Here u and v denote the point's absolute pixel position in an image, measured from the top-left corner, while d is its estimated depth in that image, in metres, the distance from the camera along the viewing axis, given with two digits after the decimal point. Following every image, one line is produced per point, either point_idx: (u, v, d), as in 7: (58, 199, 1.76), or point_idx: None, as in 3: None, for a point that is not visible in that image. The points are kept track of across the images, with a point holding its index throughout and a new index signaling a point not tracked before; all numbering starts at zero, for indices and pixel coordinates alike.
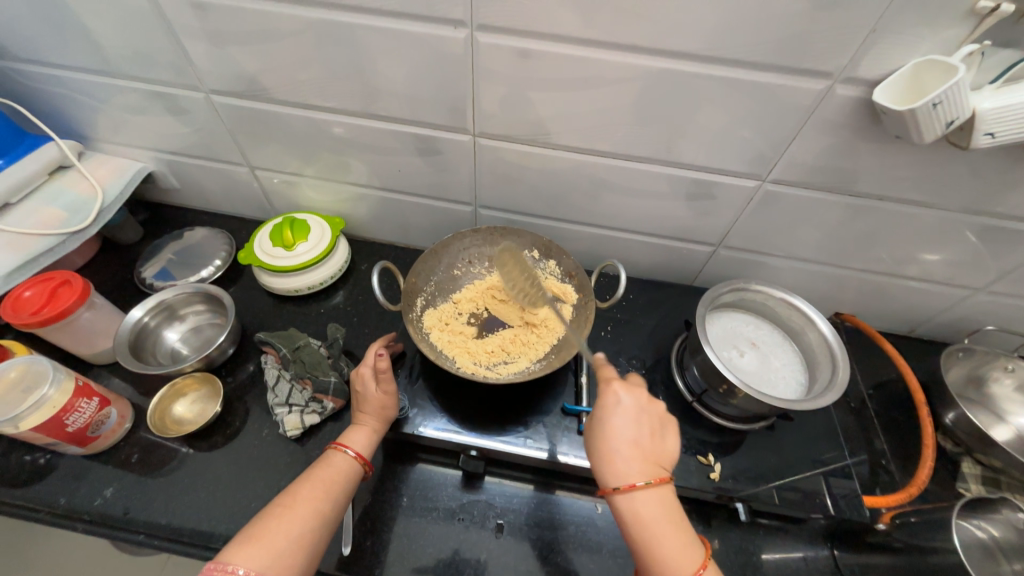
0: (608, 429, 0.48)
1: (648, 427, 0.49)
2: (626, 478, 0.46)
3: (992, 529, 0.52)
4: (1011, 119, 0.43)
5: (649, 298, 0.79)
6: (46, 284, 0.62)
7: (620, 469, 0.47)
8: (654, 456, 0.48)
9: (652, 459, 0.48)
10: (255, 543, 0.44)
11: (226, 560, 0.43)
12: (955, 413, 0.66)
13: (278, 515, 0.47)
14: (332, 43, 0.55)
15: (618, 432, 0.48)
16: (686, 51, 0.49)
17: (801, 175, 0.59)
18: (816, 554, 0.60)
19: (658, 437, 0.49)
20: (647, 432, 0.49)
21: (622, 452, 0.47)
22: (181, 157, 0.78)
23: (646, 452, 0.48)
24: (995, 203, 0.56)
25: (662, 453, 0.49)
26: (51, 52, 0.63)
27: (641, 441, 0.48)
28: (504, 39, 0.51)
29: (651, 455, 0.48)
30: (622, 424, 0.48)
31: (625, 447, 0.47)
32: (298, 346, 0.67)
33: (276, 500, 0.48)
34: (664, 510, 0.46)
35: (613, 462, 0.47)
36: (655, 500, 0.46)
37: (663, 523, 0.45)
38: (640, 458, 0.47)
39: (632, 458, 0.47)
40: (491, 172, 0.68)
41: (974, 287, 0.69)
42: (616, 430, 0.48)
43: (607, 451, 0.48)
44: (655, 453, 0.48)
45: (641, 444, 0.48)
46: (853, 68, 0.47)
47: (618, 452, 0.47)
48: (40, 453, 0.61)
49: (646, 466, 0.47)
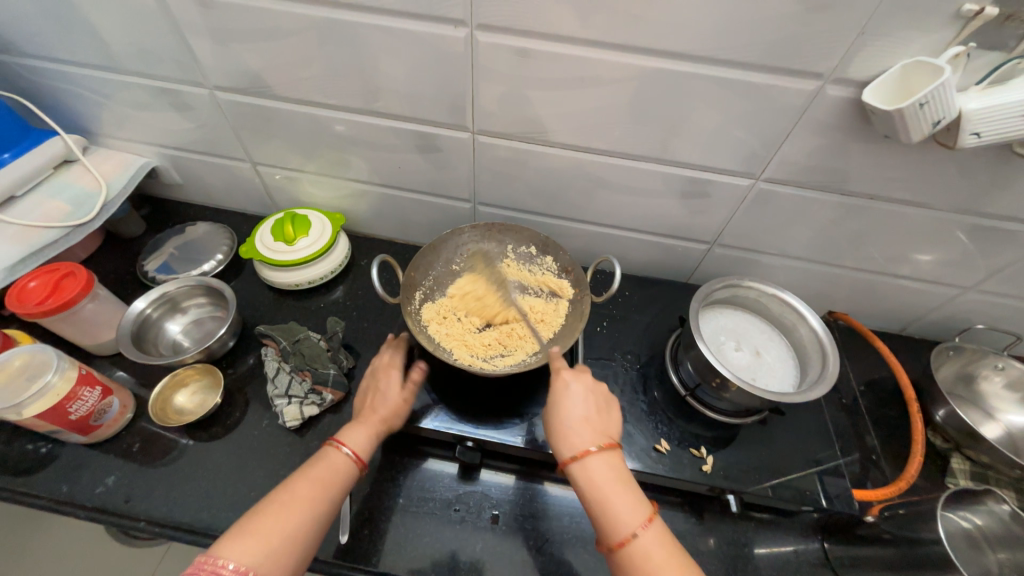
0: (559, 406, 0.53)
1: (596, 402, 0.54)
2: (577, 447, 0.50)
3: (976, 518, 0.54)
4: (996, 119, 0.44)
5: (645, 295, 0.80)
6: (50, 275, 0.63)
7: (571, 439, 0.50)
8: (602, 427, 0.52)
9: (601, 430, 0.51)
10: (248, 538, 0.44)
11: (218, 554, 0.42)
12: (945, 410, 0.67)
13: (273, 512, 0.46)
14: (334, 41, 0.56)
15: (568, 408, 0.52)
16: (680, 51, 0.50)
17: (793, 174, 0.60)
18: (807, 547, 0.61)
19: (605, 410, 0.53)
20: (594, 407, 0.53)
21: (572, 424, 0.51)
22: (183, 152, 0.79)
23: (595, 423, 0.51)
24: (983, 203, 0.57)
25: (610, 425, 0.52)
26: (57, 47, 0.64)
27: (590, 415, 0.52)
28: (503, 38, 0.52)
29: (600, 427, 0.52)
30: (571, 400, 0.53)
31: (575, 419, 0.51)
32: (298, 338, 0.68)
33: (272, 496, 0.48)
34: (614, 474, 0.48)
35: (565, 434, 0.51)
36: (606, 464, 0.49)
37: (616, 487, 0.48)
38: (590, 428, 0.51)
39: (582, 430, 0.51)
40: (489, 170, 0.69)
41: (964, 286, 0.70)
42: (566, 405, 0.52)
43: (559, 425, 0.52)
44: (603, 424, 0.52)
45: (591, 417, 0.52)
46: (843, 69, 0.48)
47: (568, 425, 0.51)
48: (42, 442, 0.62)
49: (594, 434, 0.50)
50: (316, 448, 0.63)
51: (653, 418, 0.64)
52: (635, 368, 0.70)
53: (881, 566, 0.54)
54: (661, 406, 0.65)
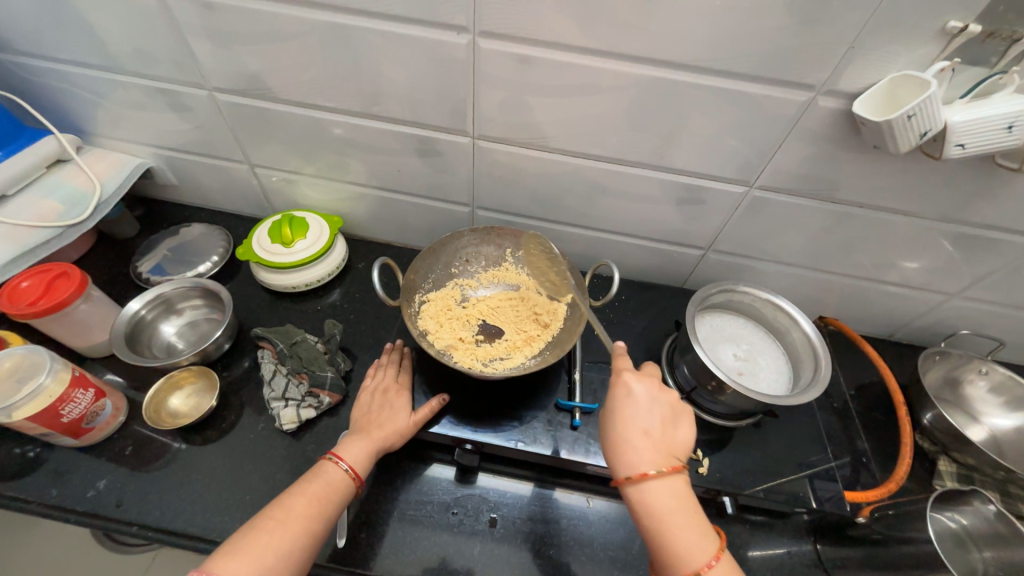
0: (619, 421, 0.50)
1: (663, 415, 0.50)
2: (637, 469, 0.47)
3: (962, 518, 0.55)
4: (979, 131, 0.46)
5: (641, 299, 0.81)
6: (43, 276, 0.62)
7: (631, 459, 0.48)
8: (666, 446, 0.49)
9: (664, 449, 0.48)
10: (242, 555, 0.43)
11: (211, 571, 0.42)
12: (932, 414, 0.69)
13: (269, 528, 0.46)
14: (336, 45, 0.57)
15: (630, 423, 0.49)
16: (677, 62, 0.51)
17: (787, 182, 0.61)
18: (799, 548, 0.62)
19: (671, 424, 0.50)
20: (659, 421, 0.50)
21: (633, 442, 0.48)
22: (180, 153, 0.79)
23: (659, 442, 0.49)
24: (968, 212, 0.59)
25: (675, 443, 0.49)
26: (54, 46, 0.64)
27: (652, 431, 0.49)
28: (504, 45, 0.53)
29: (665, 446, 0.49)
30: (635, 415, 0.50)
31: (637, 437, 0.49)
32: (295, 341, 0.67)
33: (266, 513, 0.47)
34: (677, 501, 0.47)
35: (624, 454, 0.48)
36: (669, 489, 0.47)
37: (675, 512, 0.46)
38: (653, 447, 0.48)
39: (644, 448, 0.48)
40: (489, 174, 0.70)
41: (949, 292, 0.72)
42: (628, 420, 0.50)
43: (620, 442, 0.49)
44: (669, 444, 0.49)
45: (654, 433, 0.49)
46: (834, 81, 0.50)
47: (629, 444, 0.49)
48: (30, 445, 0.61)
49: (657, 455, 0.48)
50: (312, 452, 0.63)
51: None
52: None
53: (872, 566, 0.55)
54: None
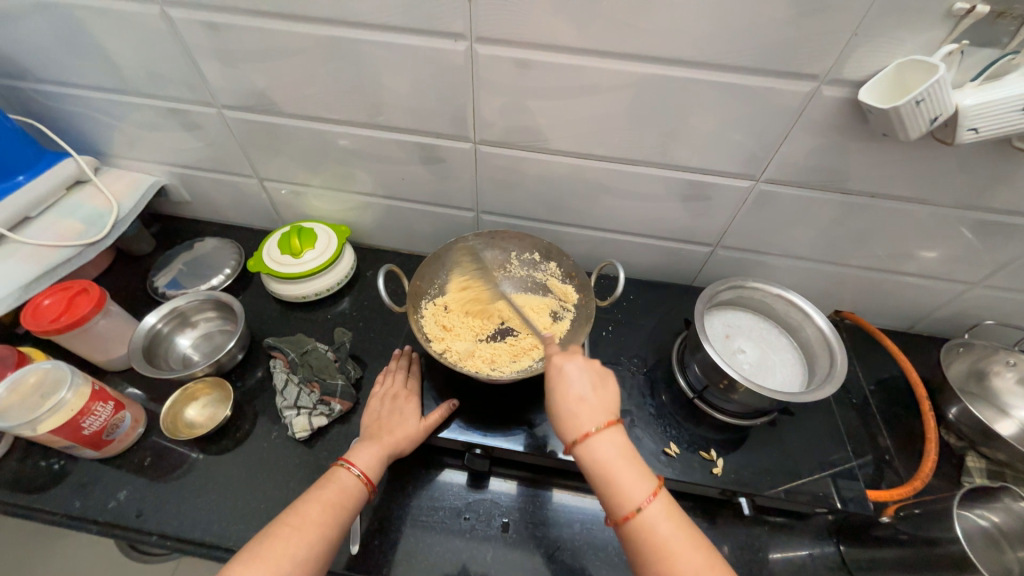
0: (557, 390, 0.51)
1: (593, 379, 0.51)
2: (579, 430, 0.48)
3: (994, 515, 0.53)
4: (992, 114, 0.45)
5: (649, 298, 0.80)
6: (64, 293, 0.64)
7: (572, 422, 0.49)
8: (602, 405, 0.49)
9: (599, 409, 0.49)
10: (258, 562, 0.43)
11: None
12: (957, 408, 0.67)
13: (284, 535, 0.46)
14: (338, 58, 0.58)
15: (566, 392, 0.50)
16: (677, 58, 0.51)
17: (794, 174, 0.60)
18: (822, 550, 0.60)
19: (600, 384, 0.51)
20: (590, 386, 0.51)
21: (571, 408, 0.49)
22: (192, 170, 0.81)
23: (593, 402, 0.49)
24: (985, 197, 0.57)
25: (610, 402, 0.50)
26: (71, 72, 0.67)
27: (588, 394, 0.50)
28: (502, 50, 0.53)
29: (601, 406, 0.49)
30: (568, 384, 0.51)
31: (571, 401, 0.50)
32: (306, 350, 0.68)
33: (282, 518, 0.48)
34: (619, 453, 0.47)
35: (565, 418, 0.49)
36: (610, 441, 0.47)
37: (619, 462, 0.47)
38: (590, 408, 0.49)
39: (582, 410, 0.49)
40: (492, 178, 0.70)
41: (971, 282, 0.70)
42: (563, 389, 0.50)
43: (560, 410, 0.50)
44: (602, 401, 0.50)
45: (589, 398, 0.50)
46: (839, 70, 0.49)
47: (568, 409, 0.49)
48: (55, 458, 0.63)
49: (595, 414, 0.48)
50: (325, 459, 0.63)
51: (661, 421, 0.64)
52: (642, 372, 0.70)
53: (898, 568, 0.53)
54: (670, 410, 0.65)
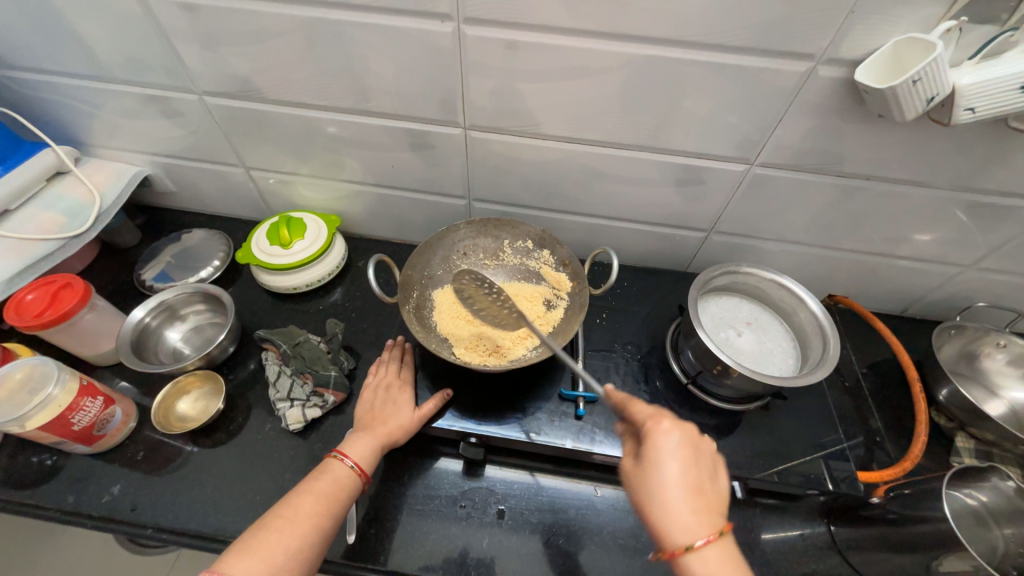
0: (666, 474, 0.41)
1: (708, 465, 0.43)
2: (691, 536, 0.39)
3: (981, 495, 0.54)
4: (989, 94, 0.44)
5: (644, 285, 0.79)
6: (48, 287, 0.63)
7: (683, 523, 0.39)
8: (714, 503, 0.41)
9: (713, 507, 0.41)
10: (251, 555, 0.43)
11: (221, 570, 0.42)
12: (947, 390, 0.67)
13: (277, 527, 0.46)
14: (322, 42, 0.56)
15: (677, 478, 0.41)
16: (670, 38, 0.50)
17: (789, 158, 0.60)
18: (813, 531, 0.61)
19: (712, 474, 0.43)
20: (704, 474, 0.42)
21: (683, 500, 0.40)
22: (176, 159, 0.79)
23: (707, 498, 0.41)
24: (980, 179, 0.57)
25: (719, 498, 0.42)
26: (44, 58, 0.64)
27: (701, 486, 0.41)
28: (491, 31, 0.52)
29: (713, 503, 0.41)
30: (679, 469, 0.41)
31: (682, 494, 0.40)
32: (298, 341, 0.68)
33: (276, 511, 0.48)
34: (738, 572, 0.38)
35: (675, 515, 0.40)
36: (726, 557, 0.38)
37: None
38: (705, 504, 0.40)
39: (696, 509, 0.40)
40: (483, 165, 0.69)
41: (964, 264, 0.70)
42: (675, 471, 0.41)
43: (668, 502, 0.40)
44: (716, 498, 0.42)
45: (703, 490, 0.41)
46: (835, 49, 0.47)
47: (678, 503, 0.40)
48: (46, 454, 0.62)
49: (711, 515, 0.40)
50: (319, 451, 0.63)
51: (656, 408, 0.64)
52: (636, 358, 0.70)
53: (888, 547, 0.54)
54: (664, 396, 0.66)
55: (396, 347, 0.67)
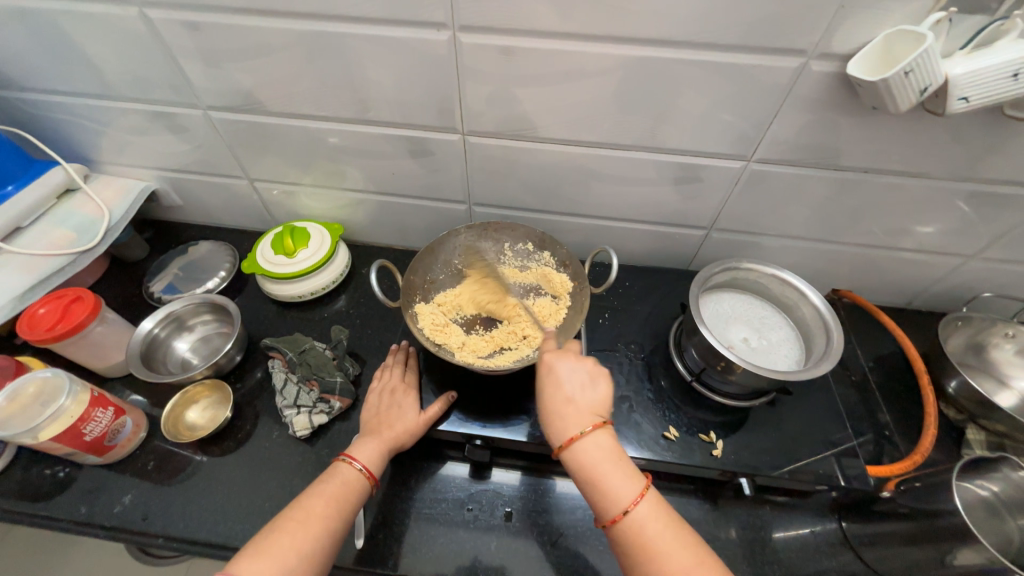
0: (545, 391, 0.53)
1: (584, 380, 0.53)
2: (565, 433, 0.50)
3: (993, 486, 0.53)
4: (983, 82, 0.44)
5: (645, 285, 0.79)
6: (59, 301, 0.64)
7: (559, 426, 0.50)
8: (588, 406, 0.51)
9: (586, 409, 0.51)
10: (264, 558, 0.44)
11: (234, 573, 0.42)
12: (956, 381, 0.66)
13: (289, 530, 0.46)
14: (322, 55, 0.57)
15: (553, 394, 0.52)
16: (662, 39, 0.50)
17: (786, 153, 0.60)
18: (824, 527, 0.61)
19: (592, 387, 0.53)
20: (579, 387, 0.52)
21: (559, 409, 0.51)
22: (182, 173, 0.80)
23: (580, 405, 0.51)
24: (980, 168, 0.57)
25: (597, 402, 0.51)
26: (54, 79, 0.66)
27: (575, 395, 0.52)
28: (486, 38, 0.53)
29: (588, 406, 0.51)
30: (556, 384, 0.53)
31: (559, 401, 0.52)
32: (304, 348, 0.68)
33: (286, 513, 0.48)
34: (605, 454, 0.48)
35: (553, 422, 0.51)
36: (594, 444, 0.48)
37: (605, 463, 0.48)
38: (578, 410, 0.51)
39: (569, 412, 0.51)
40: (482, 169, 0.70)
41: (967, 255, 0.69)
42: (552, 389, 0.53)
43: (548, 413, 0.52)
44: (592, 403, 0.51)
45: (576, 397, 0.52)
46: (826, 43, 0.48)
47: (555, 410, 0.51)
48: (59, 465, 0.63)
49: (581, 416, 0.50)
50: (327, 456, 0.64)
51: (660, 406, 0.64)
52: (640, 358, 0.70)
53: (899, 541, 0.54)
54: (669, 394, 0.65)
55: (398, 352, 0.67)
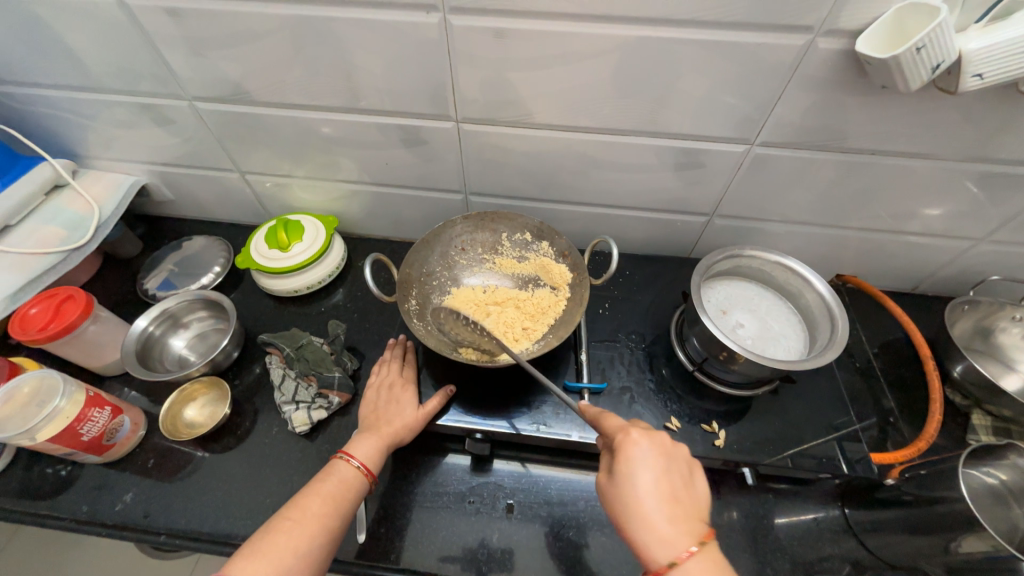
0: (639, 486, 0.43)
1: (680, 473, 0.45)
2: (674, 548, 0.40)
3: (1001, 473, 0.53)
4: (999, 58, 0.42)
5: (646, 273, 0.78)
6: (51, 300, 0.63)
7: (663, 536, 0.41)
8: (690, 510, 0.43)
9: (690, 514, 0.42)
10: (261, 558, 0.43)
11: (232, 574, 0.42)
12: (962, 366, 0.65)
13: (286, 529, 0.46)
14: (308, 41, 0.55)
15: (650, 491, 0.42)
16: (661, 18, 0.48)
17: (790, 135, 0.58)
18: (826, 514, 0.60)
19: (689, 482, 0.45)
20: (681, 483, 0.44)
21: (659, 512, 0.42)
22: (172, 167, 0.79)
23: (684, 509, 0.42)
24: (991, 148, 0.55)
25: (697, 503, 0.44)
26: (35, 72, 0.64)
27: (674, 494, 0.43)
28: (478, 20, 0.51)
29: (690, 511, 0.43)
30: (652, 477, 0.43)
31: (657, 502, 0.42)
32: (301, 344, 0.67)
33: (283, 512, 0.48)
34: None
35: (654, 530, 0.41)
36: (710, 566, 0.39)
37: None
38: (682, 518, 0.42)
39: (672, 518, 0.42)
40: (478, 157, 0.68)
41: (975, 238, 0.68)
42: (646, 484, 0.43)
43: (645, 518, 0.42)
44: (693, 506, 0.43)
45: (676, 496, 0.43)
46: (835, 19, 0.46)
47: (655, 514, 0.42)
48: (60, 465, 0.63)
49: (689, 526, 0.41)
50: (327, 451, 0.64)
51: (662, 396, 0.64)
52: (641, 347, 0.69)
53: (904, 529, 0.54)
54: (670, 384, 0.65)
55: (396, 345, 0.66)
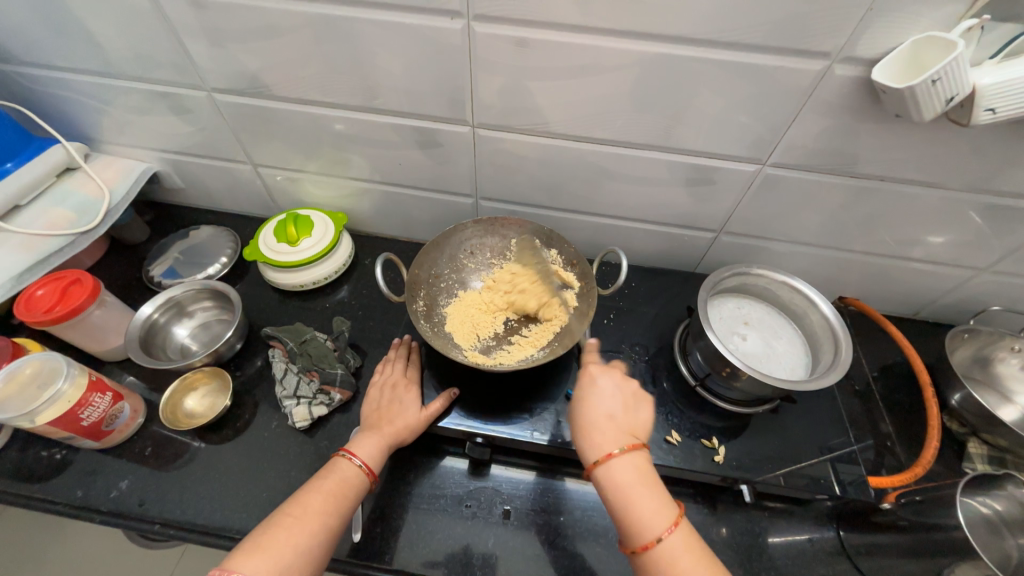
0: (587, 403, 0.53)
1: (623, 399, 0.54)
2: (602, 448, 0.49)
3: (997, 504, 0.53)
4: (1012, 94, 0.43)
5: (652, 286, 0.79)
6: (57, 283, 0.63)
7: (597, 441, 0.50)
8: (627, 427, 0.51)
9: (625, 429, 0.51)
10: (260, 555, 0.43)
11: (232, 569, 0.42)
12: (960, 394, 0.66)
13: (286, 526, 0.46)
14: (331, 39, 0.56)
15: (594, 407, 0.53)
16: (681, 37, 0.49)
17: (800, 158, 0.59)
18: (821, 535, 0.61)
19: (633, 408, 0.53)
20: (622, 405, 0.53)
21: (598, 423, 0.51)
22: (185, 156, 0.79)
23: (621, 424, 0.51)
24: (998, 181, 0.56)
25: (636, 422, 0.52)
26: (56, 54, 0.64)
27: (615, 413, 0.52)
28: (501, 28, 0.51)
29: (626, 426, 0.51)
30: (599, 399, 0.53)
31: (598, 416, 0.52)
32: (305, 339, 0.68)
33: (283, 509, 0.48)
34: (640, 476, 0.48)
35: (590, 436, 0.51)
36: (630, 466, 0.48)
37: (639, 487, 0.47)
38: (616, 429, 0.51)
39: (608, 429, 0.51)
40: (491, 163, 0.69)
41: (978, 268, 0.69)
42: (591, 403, 0.53)
43: (586, 427, 0.52)
44: (631, 423, 0.52)
45: (617, 415, 0.52)
46: (852, 46, 0.46)
47: (594, 425, 0.51)
48: (55, 448, 0.63)
49: (621, 435, 0.50)
50: (325, 448, 0.63)
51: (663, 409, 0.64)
52: (644, 359, 0.69)
53: (898, 553, 0.54)
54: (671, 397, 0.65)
55: (402, 345, 0.67)
